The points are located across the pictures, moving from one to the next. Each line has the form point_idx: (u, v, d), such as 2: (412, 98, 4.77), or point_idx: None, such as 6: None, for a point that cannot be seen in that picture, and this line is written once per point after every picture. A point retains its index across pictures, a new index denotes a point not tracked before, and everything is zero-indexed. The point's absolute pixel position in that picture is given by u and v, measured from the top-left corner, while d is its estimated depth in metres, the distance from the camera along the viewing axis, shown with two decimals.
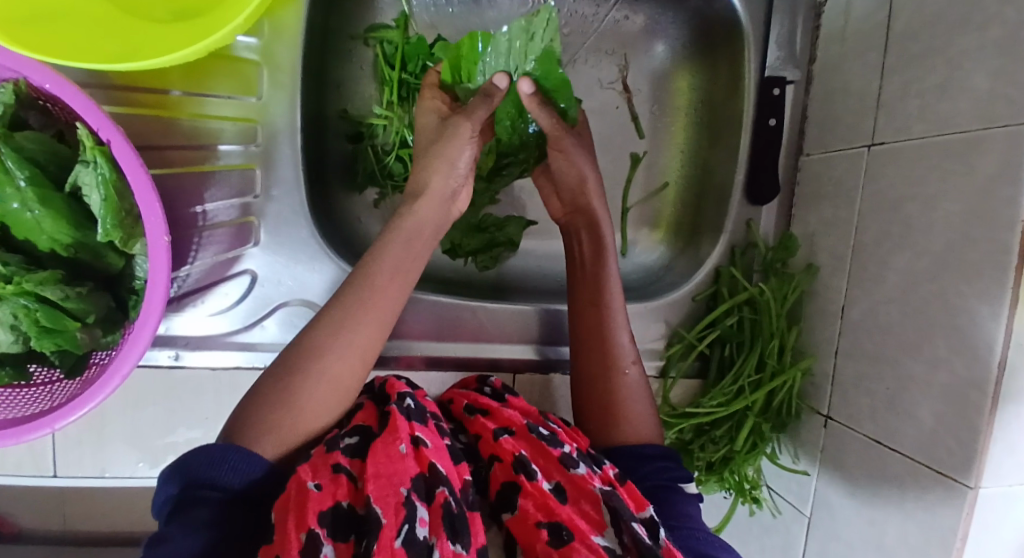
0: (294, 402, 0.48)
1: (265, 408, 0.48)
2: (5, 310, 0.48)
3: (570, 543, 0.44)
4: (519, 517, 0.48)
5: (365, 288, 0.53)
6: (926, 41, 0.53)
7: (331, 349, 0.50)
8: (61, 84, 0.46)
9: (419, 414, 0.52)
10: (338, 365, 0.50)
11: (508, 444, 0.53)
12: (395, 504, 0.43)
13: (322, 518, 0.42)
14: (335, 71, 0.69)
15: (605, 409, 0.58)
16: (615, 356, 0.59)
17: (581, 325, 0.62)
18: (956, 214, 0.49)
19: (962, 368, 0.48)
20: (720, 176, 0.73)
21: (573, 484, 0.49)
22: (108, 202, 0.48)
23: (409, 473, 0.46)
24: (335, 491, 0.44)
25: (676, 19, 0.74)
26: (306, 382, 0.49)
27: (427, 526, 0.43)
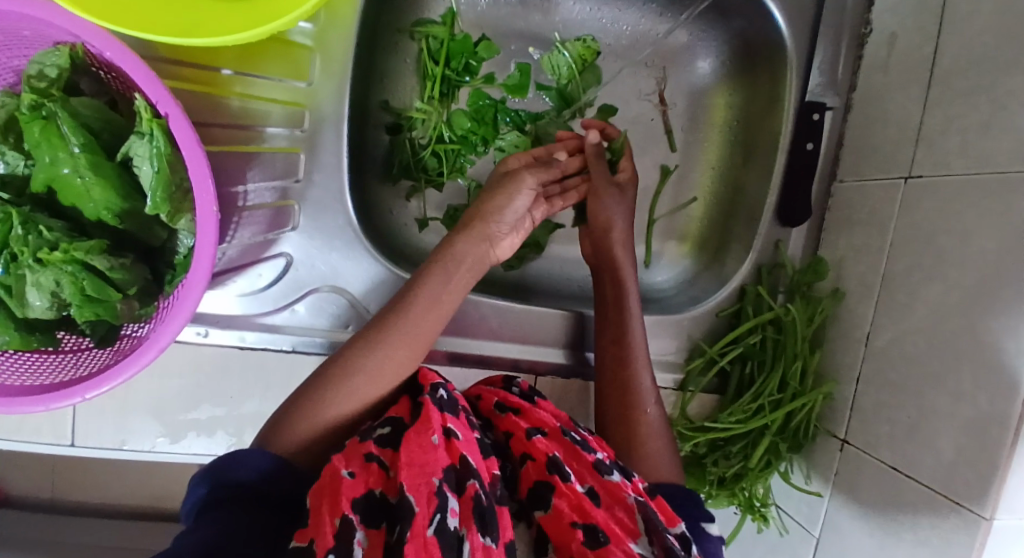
0: (321, 411, 0.49)
1: (297, 411, 0.49)
2: (48, 276, 0.47)
3: (605, 546, 0.45)
4: (555, 514, 0.48)
5: (406, 316, 0.52)
6: (972, 78, 0.54)
7: (362, 367, 0.50)
8: (123, 52, 0.45)
9: (451, 406, 0.50)
10: (370, 383, 0.50)
11: (541, 443, 0.52)
12: (427, 493, 0.42)
13: (354, 504, 0.42)
14: (382, 63, 0.70)
15: (627, 441, 0.57)
16: (638, 395, 0.59)
17: (604, 361, 0.62)
18: (992, 250, 0.50)
19: (986, 401, 0.49)
20: (750, 195, 0.73)
21: (605, 489, 0.49)
22: (160, 175, 0.48)
23: (441, 464, 0.44)
24: (367, 479, 0.44)
25: (719, 36, 0.74)
26: (337, 394, 0.49)
27: (458, 517, 0.42)
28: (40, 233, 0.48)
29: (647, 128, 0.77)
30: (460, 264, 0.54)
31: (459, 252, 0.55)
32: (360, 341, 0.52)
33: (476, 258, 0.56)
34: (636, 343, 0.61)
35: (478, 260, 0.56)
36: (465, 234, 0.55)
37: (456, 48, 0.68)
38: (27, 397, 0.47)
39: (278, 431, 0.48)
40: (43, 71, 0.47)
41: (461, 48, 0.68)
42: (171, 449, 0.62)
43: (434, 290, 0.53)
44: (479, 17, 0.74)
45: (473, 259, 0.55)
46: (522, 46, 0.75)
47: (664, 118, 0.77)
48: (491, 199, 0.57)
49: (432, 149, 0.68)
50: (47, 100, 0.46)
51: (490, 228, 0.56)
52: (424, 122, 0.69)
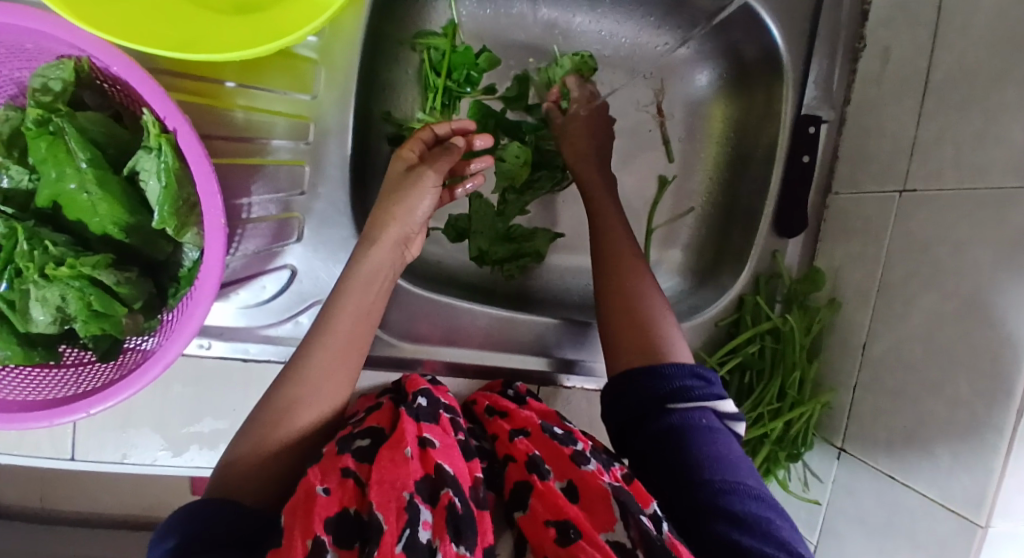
0: (269, 451, 0.49)
1: (243, 456, 0.48)
2: (55, 292, 0.47)
3: (576, 542, 0.42)
4: (531, 515, 0.46)
5: (334, 336, 0.52)
6: (965, 94, 0.55)
7: (303, 397, 0.51)
8: (129, 67, 0.45)
9: (428, 414, 0.53)
10: (312, 412, 0.51)
11: (522, 444, 0.53)
12: (397, 509, 0.42)
13: (328, 524, 0.42)
14: (384, 74, 0.70)
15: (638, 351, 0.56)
16: (643, 303, 0.59)
17: (608, 284, 0.61)
18: (986, 262, 0.52)
19: (982, 410, 0.51)
20: (748, 205, 0.75)
21: (582, 482, 0.48)
22: (168, 190, 0.47)
23: (412, 477, 0.45)
24: (342, 497, 0.44)
25: (716, 49, 0.75)
26: (283, 431, 0.50)
27: (430, 529, 0.41)
28: (46, 249, 0.47)
29: (645, 139, 0.78)
30: (376, 268, 0.54)
31: (371, 264, 0.54)
32: (292, 368, 0.52)
33: (391, 265, 0.56)
34: (639, 274, 0.61)
35: (393, 267, 0.56)
36: (377, 243, 0.55)
37: (458, 59, 0.68)
38: (31, 413, 0.46)
39: (229, 480, 0.48)
40: (47, 83, 0.47)
41: (462, 59, 0.68)
42: (173, 462, 0.62)
43: (359, 300, 0.54)
44: (479, 28, 0.74)
45: (390, 268, 0.56)
46: (522, 57, 0.76)
47: (662, 129, 0.78)
48: (402, 195, 0.56)
49: None
50: (54, 114, 0.46)
51: (405, 224, 0.56)
52: None
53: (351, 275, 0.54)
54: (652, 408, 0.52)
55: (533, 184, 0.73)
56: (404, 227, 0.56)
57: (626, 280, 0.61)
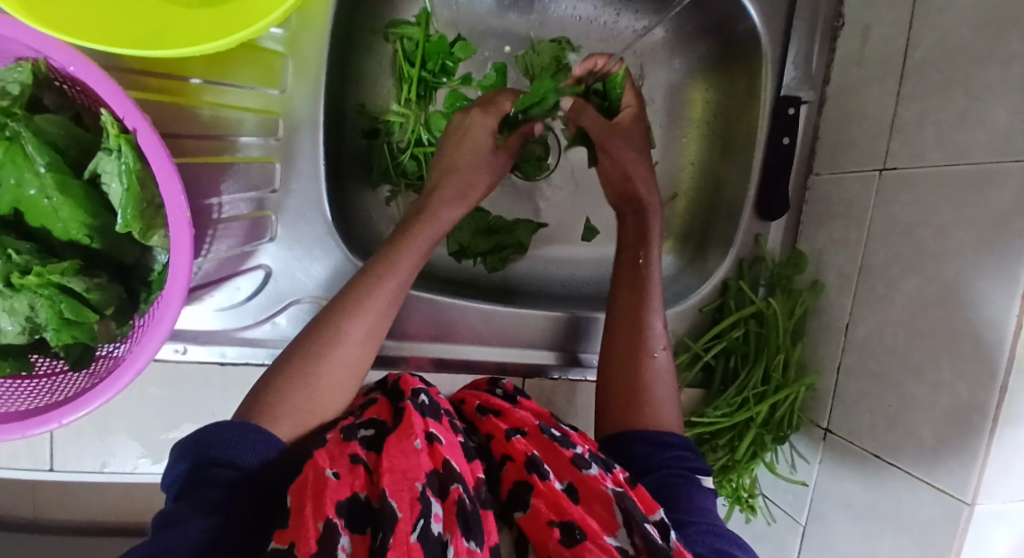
0: (313, 383, 0.48)
1: (283, 389, 0.47)
2: (22, 300, 0.46)
3: (582, 542, 0.42)
4: (531, 515, 0.46)
5: (387, 278, 0.53)
6: (946, 72, 0.55)
7: (348, 333, 0.50)
8: (85, 65, 0.43)
9: (433, 411, 0.51)
10: (356, 351, 0.50)
11: (520, 444, 0.51)
12: (410, 499, 0.41)
13: (339, 507, 0.40)
14: (358, 65, 0.69)
15: (630, 401, 0.56)
16: (648, 338, 0.59)
17: (617, 306, 0.61)
18: (968, 242, 0.51)
19: (965, 391, 0.51)
20: (732, 190, 0.74)
21: (583, 483, 0.47)
22: (130, 191, 0.46)
23: (424, 468, 0.43)
24: (352, 482, 0.42)
25: (696, 32, 0.74)
26: (326, 364, 0.49)
27: (441, 522, 0.41)
28: (8, 257, 0.46)
29: None
30: (445, 220, 0.59)
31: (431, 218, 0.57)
32: (337, 308, 0.51)
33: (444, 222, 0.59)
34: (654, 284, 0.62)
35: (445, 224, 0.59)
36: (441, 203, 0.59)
37: (432, 48, 0.67)
38: (1, 425, 0.45)
39: (263, 408, 0.46)
40: (3, 86, 0.45)
41: (437, 48, 0.67)
42: (154, 468, 0.62)
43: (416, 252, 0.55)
44: (454, 15, 0.73)
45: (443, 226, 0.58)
46: (499, 45, 0.74)
47: None
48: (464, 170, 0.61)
49: (411, 152, 0.69)
50: (11, 120, 0.44)
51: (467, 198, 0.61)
52: (402, 126, 0.68)
53: (415, 227, 0.57)
54: (641, 469, 0.52)
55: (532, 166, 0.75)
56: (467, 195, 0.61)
57: (639, 309, 0.60)
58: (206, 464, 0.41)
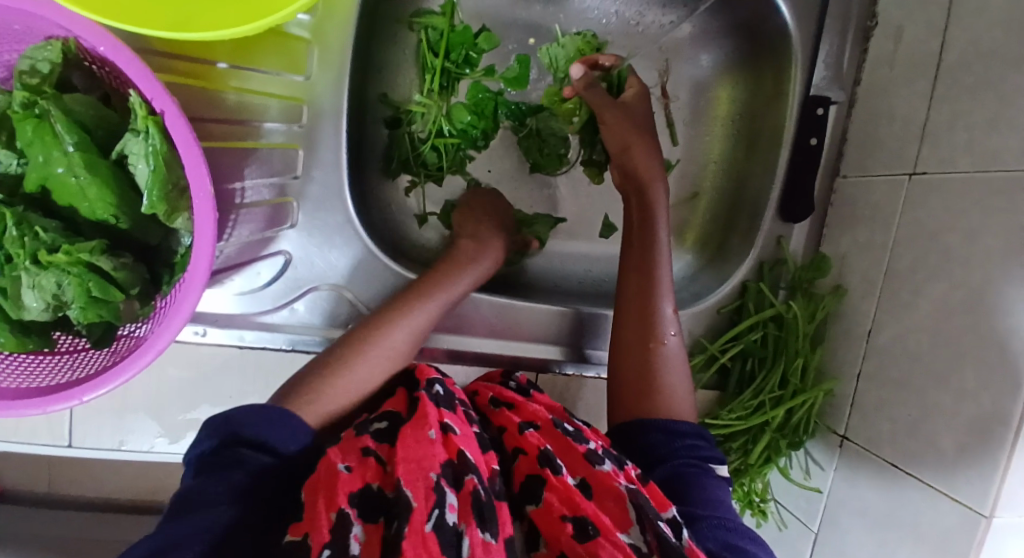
0: (341, 385, 0.51)
1: (320, 381, 0.51)
2: (50, 279, 0.47)
3: (595, 538, 0.41)
4: (544, 509, 0.45)
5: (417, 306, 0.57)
6: (981, 75, 0.53)
7: (381, 341, 0.54)
8: (116, 46, 0.43)
9: (447, 402, 0.51)
10: (384, 362, 0.54)
11: (533, 437, 0.52)
12: (425, 488, 0.41)
13: (351, 499, 0.40)
14: (381, 54, 0.69)
15: (643, 389, 0.56)
16: (657, 327, 0.58)
17: (626, 291, 0.60)
18: (997, 250, 0.50)
19: (989, 402, 0.50)
20: (754, 190, 0.73)
21: (596, 480, 0.47)
22: (156, 173, 0.47)
23: (438, 459, 0.44)
24: (364, 474, 0.43)
25: (723, 28, 0.73)
26: (360, 367, 0.53)
27: (456, 513, 0.40)
28: (36, 234, 0.47)
29: None
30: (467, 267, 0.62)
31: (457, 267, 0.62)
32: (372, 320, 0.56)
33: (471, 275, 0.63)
34: (663, 266, 0.60)
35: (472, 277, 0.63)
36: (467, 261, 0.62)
37: (456, 39, 0.66)
38: (23, 399, 0.46)
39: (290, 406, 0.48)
40: (35, 66, 0.46)
41: (461, 39, 0.66)
42: (169, 449, 0.62)
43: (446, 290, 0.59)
44: (479, 7, 0.72)
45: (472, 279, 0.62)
46: (522, 37, 0.74)
47: (665, 111, 0.76)
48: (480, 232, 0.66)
49: (432, 143, 0.68)
50: (40, 97, 0.46)
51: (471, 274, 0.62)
52: (423, 117, 0.68)
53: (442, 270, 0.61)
54: (653, 458, 0.52)
55: (592, 157, 0.73)
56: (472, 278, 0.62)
57: (647, 294, 0.59)
58: (234, 442, 0.43)
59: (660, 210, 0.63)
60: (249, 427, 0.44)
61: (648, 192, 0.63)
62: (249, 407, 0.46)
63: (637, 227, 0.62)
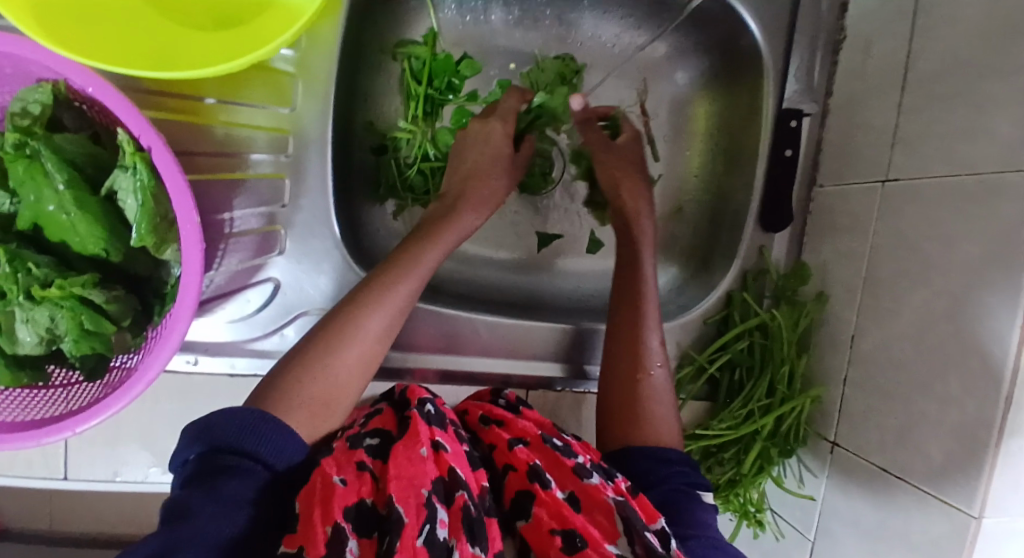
0: (325, 376, 0.50)
1: (294, 379, 0.49)
2: (43, 312, 0.48)
3: (582, 550, 0.42)
4: (535, 525, 0.46)
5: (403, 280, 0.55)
6: (947, 84, 0.55)
7: (362, 326, 0.52)
8: (105, 88, 0.45)
9: (439, 420, 0.52)
10: (362, 348, 0.52)
11: (522, 453, 0.52)
12: (416, 505, 0.42)
13: (347, 513, 0.41)
14: (366, 83, 0.71)
15: (628, 417, 0.57)
16: (644, 357, 0.59)
17: (616, 322, 0.62)
18: (971, 253, 0.51)
19: (971, 404, 0.50)
20: (735, 202, 0.74)
21: (585, 494, 0.47)
22: (145, 207, 0.48)
23: (429, 476, 0.44)
24: (359, 488, 0.43)
25: (698, 47, 0.75)
26: (338, 357, 0.51)
27: (447, 528, 0.41)
28: (29, 271, 0.48)
29: None
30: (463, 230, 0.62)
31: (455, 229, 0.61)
32: (343, 306, 0.53)
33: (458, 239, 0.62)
34: (650, 299, 0.62)
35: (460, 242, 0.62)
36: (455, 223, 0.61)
37: (438, 67, 0.68)
38: (18, 433, 0.47)
39: (271, 404, 0.47)
40: (26, 108, 0.47)
41: (442, 67, 0.68)
42: (163, 479, 0.63)
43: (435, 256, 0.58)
44: (460, 35, 0.75)
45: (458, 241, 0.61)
46: (504, 63, 0.76)
47: (647, 129, 0.78)
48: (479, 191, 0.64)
49: (419, 168, 0.70)
50: (31, 137, 0.47)
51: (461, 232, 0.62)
52: (410, 141, 0.70)
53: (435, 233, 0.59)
54: (643, 482, 0.52)
55: (594, 199, 0.77)
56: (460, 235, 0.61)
57: (636, 323, 0.61)
58: (218, 452, 0.43)
59: (646, 251, 0.66)
60: (233, 436, 0.43)
61: (637, 242, 0.66)
62: (226, 412, 0.45)
63: (629, 254, 0.65)
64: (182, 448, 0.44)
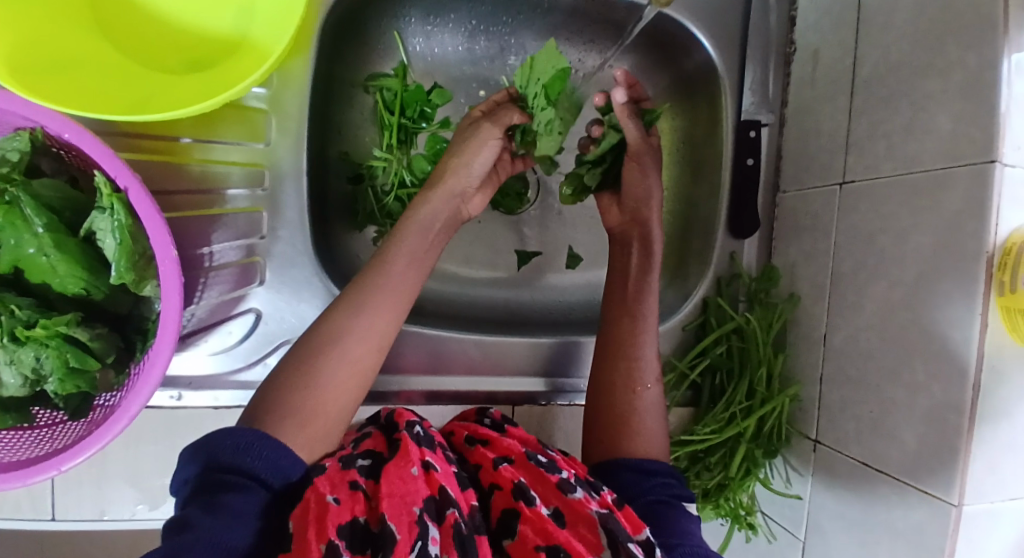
0: (317, 385, 0.49)
1: (286, 390, 0.48)
2: (28, 353, 0.49)
3: None
4: (519, 541, 0.46)
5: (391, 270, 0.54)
6: (891, 85, 0.57)
7: (352, 327, 0.51)
8: (79, 133, 0.47)
9: (429, 441, 0.52)
10: (359, 350, 0.51)
11: (507, 472, 0.52)
12: (409, 522, 0.43)
13: (341, 530, 0.42)
14: (340, 116, 0.73)
15: (618, 426, 0.58)
16: (638, 373, 0.60)
17: (612, 330, 0.63)
18: (926, 245, 0.53)
19: (940, 391, 0.51)
20: (704, 211, 0.76)
21: (570, 508, 0.48)
22: (123, 246, 0.50)
23: (421, 494, 0.45)
24: (353, 506, 0.44)
25: (657, 65, 0.78)
26: (330, 361, 0.50)
27: (439, 545, 0.42)
28: (12, 312, 0.49)
29: None
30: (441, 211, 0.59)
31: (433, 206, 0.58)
32: (336, 305, 0.53)
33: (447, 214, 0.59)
34: (652, 303, 0.63)
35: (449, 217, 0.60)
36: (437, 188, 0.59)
37: (410, 97, 0.71)
38: (4, 474, 0.47)
39: (264, 419, 0.47)
40: (4, 155, 0.49)
41: (414, 97, 0.71)
42: (151, 514, 0.63)
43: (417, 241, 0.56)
44: (429, 66, 0.78)
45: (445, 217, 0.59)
46: (473, 90, 0.79)
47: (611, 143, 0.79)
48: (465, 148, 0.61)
49: (395, 194, 0.71)
50: (10, 185, 0.48)
51: (459, 177, 0.60)
52: (386, 169, 0.71)
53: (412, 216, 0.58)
54: (627, 492, 0.53)
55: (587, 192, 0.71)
56: (457, 178, 0.60)
57: (633, 329, 0.61)
58: (219, 471, 0.44)
59: (657, 246, 0.66)
60: (232, 456, 0.44)
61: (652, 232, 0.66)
62: (229, 431, 0.46)
63: (640, 259, 0.65)
64: (186, 463, 0.45)
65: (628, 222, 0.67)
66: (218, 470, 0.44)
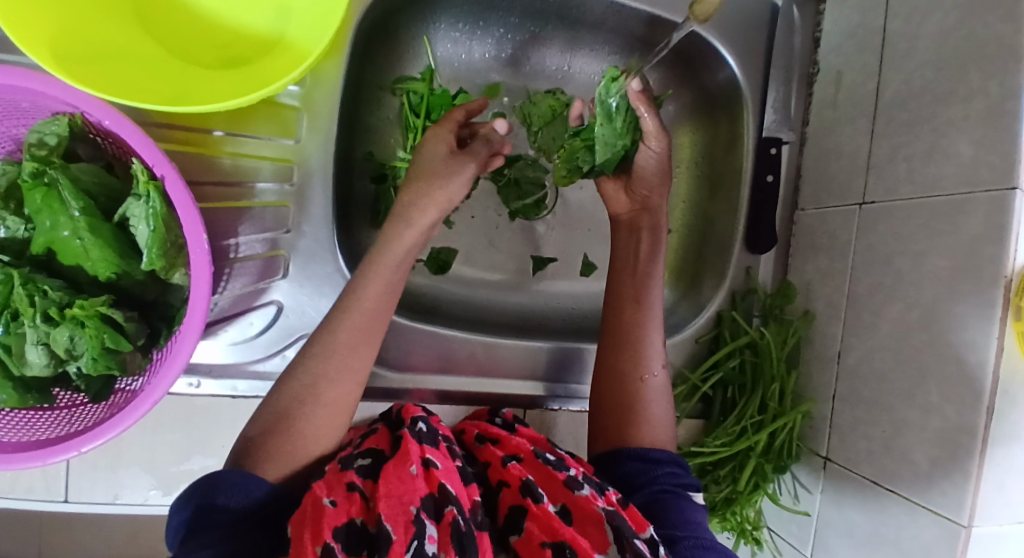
0: (298, 426, 0.49)
1: (267, 433, 0.49)
2: (63, 333, 0.49)
3: None
4: (525, 538, 0.46)
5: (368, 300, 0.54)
6: (913, 110, 0.58)
7: (330, 365, 0.51)
8: (120, 121, 0.48)
9: (430, 438, 0.53)
10: (339, 389, 0.51)
11: (515, 469, 0.53)
12: (405, 522, 0.43)
13: (337, 532, 0.42)
14: (366, 116, 0.74)
15: (624, 424, 0.58)
16: (646, 358, 0.60)
17: (614, 321, 0.62)
18: (944, 269, 0.54)
19: (953, 414, 0.52)
20: (721, 226, 0.77)
21: (576, 506, 0.48)
22: (156, 233, 0.50)
23: (419, 493, 0.45)
24: (349, 508, 0.44)
25: (680, 80, 0.79)
26: (312, 400, 0.50)
27: (436, 543, 0.42)
28: (44, 293, 0.50)
29: None
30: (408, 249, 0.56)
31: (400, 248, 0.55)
32: (308, 351, 0.52)
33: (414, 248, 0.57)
34: (652, 305, 0.62)
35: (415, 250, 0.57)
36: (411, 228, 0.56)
37: (436, 101, 0.72)
38: (25, 452, 0.48)
39: (251, 459, 0.48)
40: (42, 138, 0.50)
41: (440, 101, 0.72)
42: (164, 501, 0.64)
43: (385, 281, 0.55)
44: (455, 72, 0.79)
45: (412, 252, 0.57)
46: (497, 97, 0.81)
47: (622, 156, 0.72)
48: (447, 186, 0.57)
49: None
50: (49, 166, 0.49)
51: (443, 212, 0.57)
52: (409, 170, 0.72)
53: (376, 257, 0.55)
54: (634, 484, 0.54)
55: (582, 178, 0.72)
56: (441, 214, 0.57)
57: (636, 327, 0.61)
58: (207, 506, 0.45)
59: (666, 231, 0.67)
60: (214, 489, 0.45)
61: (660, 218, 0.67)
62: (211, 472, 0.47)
63: (648, 248, 0.65)
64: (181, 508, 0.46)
65: (638, 210, 0.68)
66: (202, 506, 0.45)
